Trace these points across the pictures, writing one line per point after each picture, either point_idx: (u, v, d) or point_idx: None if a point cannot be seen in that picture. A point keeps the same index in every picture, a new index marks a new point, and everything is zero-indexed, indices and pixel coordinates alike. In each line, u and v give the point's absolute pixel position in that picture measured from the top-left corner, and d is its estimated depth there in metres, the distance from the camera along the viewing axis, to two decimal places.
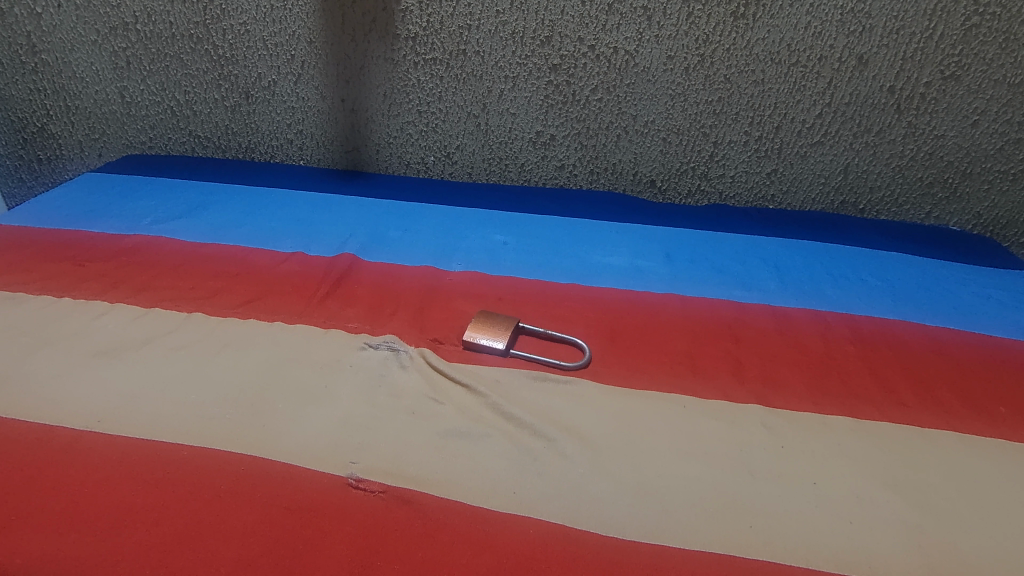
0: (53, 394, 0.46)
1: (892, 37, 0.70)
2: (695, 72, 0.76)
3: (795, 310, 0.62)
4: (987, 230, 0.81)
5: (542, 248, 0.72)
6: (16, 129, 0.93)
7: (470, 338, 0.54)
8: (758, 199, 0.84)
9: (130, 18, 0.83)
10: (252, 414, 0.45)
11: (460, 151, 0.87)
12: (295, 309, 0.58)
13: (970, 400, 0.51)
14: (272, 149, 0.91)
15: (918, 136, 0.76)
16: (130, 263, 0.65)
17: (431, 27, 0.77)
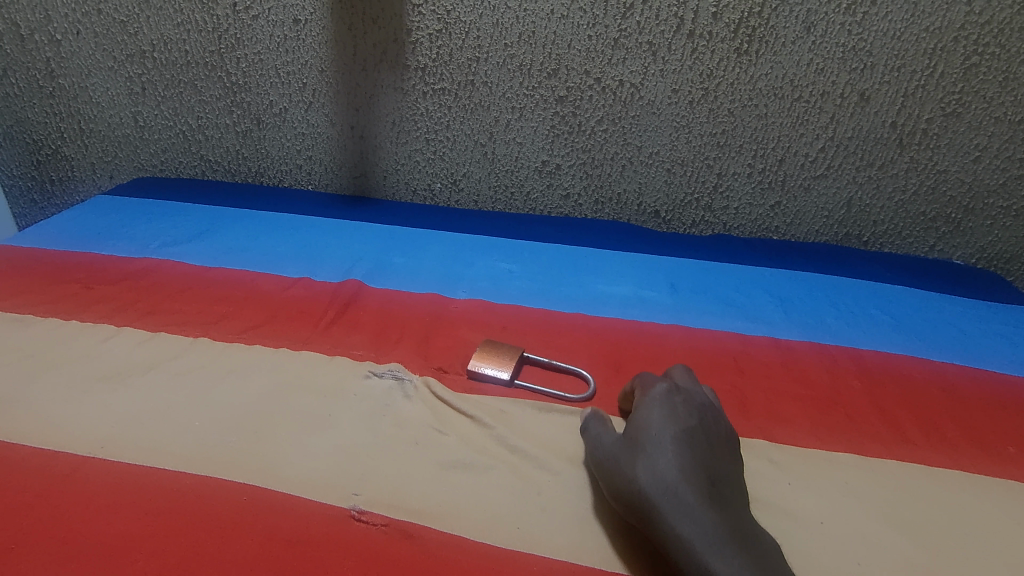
0: (57, 418, 0.46)
1: (893, 75, 0.72)
2: (699, 106, 0.77)
3: (799, 344, 0.62)
4: (990, 264, 0.81)
5: (546, 276, 0.72)
6: (30, 151, 0.95)
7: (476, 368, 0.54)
8: (761, 230, 0.85)
9: (147, 46, 0.85)
10: (255, 442, 0.45)
11: (467, 179, 0.88)
12: (301, 335, 0.59)
13: (978, 438, 0.50)
14: (282, 174, 0.93)
15: (921, 171, 0.77)
16: (138, 286, 0.65)
17: (440, 59, 0.79)
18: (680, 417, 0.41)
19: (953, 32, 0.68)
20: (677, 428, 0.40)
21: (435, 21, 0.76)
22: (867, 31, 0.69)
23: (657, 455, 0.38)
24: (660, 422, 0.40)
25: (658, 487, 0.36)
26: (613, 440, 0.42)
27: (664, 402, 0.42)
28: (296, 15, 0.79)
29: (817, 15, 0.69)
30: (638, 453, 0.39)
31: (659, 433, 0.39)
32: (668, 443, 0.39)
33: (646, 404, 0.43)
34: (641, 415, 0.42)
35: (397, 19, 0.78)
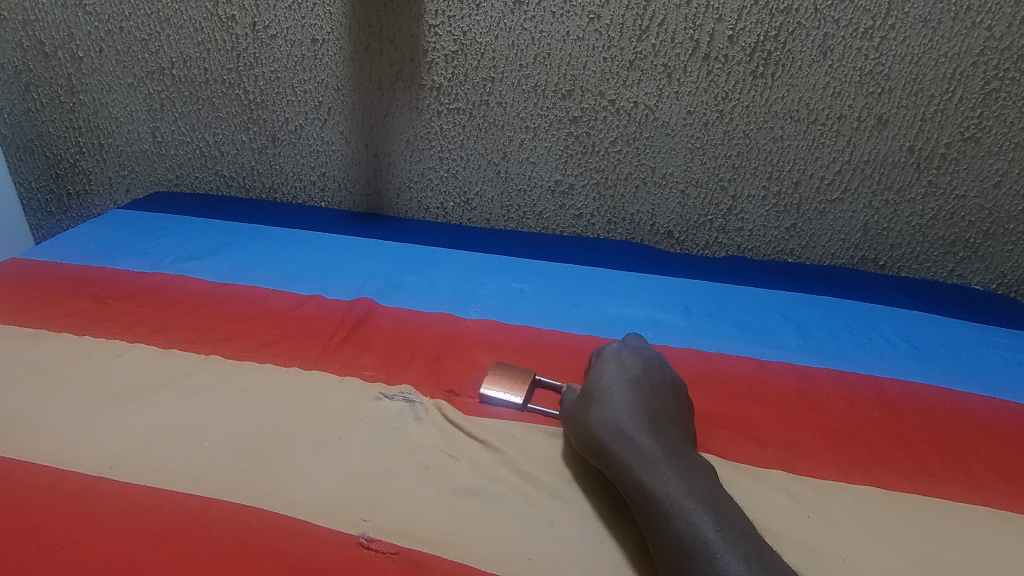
0: (67, 437, 0.46)
1: (911, 99, 0.71)
2: (714, 128, 0.77)
3: (818, 371, 0.60)
4: (1011, 289, 0.80)
5: (558, 297, 0.72)
6: (50, 165, 0.96)
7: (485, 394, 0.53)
8: (776, 252, 0.84)
9: (166, 63, 0.86)
10: (264, 464, 0.45)
11: (480, 198, 0.88)
12: (312, 354, 0.58)
13: (1004, 473, 0.49)
14: (296, 190, 0.93)
15: (939, 195, 0.76)
16: (152, 302, 0.65)
17: (455, 79, 0.79)
18: (627, 369, 0.47)
19: (972, 57, 0.68)
20: (624, 377, 0.46)
21: (451, 41, 0.77)
22: (885, 55, 0.69)
23: (607, 399, 0.44)
24: (611, 374, 0.47)
25: (607, 425, 0.42)
26: (573, 399, 0.48)
27: (615, 360, 0.49)
28: (314, 35, 0.80)
29: (835, 39, 0.69)
30: (592, 401, 0.45)
31: (608, 383, 0.46)
32: (616, 389, 0.45)
33: (600, 364, 0.49)
34: (595, 372, 0.48)
35: (414, 40, 0.78)
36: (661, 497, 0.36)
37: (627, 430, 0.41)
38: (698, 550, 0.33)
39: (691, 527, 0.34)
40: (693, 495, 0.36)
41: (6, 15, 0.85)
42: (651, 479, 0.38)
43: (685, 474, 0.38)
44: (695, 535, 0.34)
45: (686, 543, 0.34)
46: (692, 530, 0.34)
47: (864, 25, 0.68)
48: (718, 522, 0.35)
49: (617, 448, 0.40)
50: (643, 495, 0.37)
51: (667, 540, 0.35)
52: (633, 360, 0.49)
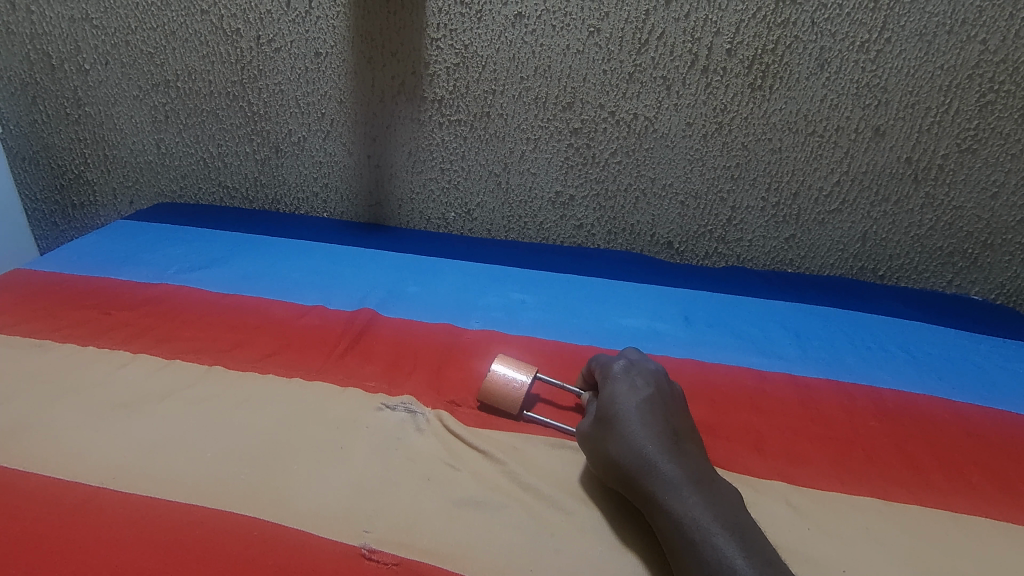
0: (73, 447, 0.46)
1: (907, 111, 0.72)
2: (713, 139, 0.77)
3: (818, 382, 0.61)
4: (1009, 300, 0.80)
5: (560, 308, 0.72)
6: (55, 175, 0.97)
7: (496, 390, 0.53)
8: (776, 262, 0.84)
9: (172, 76, 0.87)
10: (267, 475, 0.45)
11: (481, 209, 0.89)
12: (314, 365, 0.59)
13: (1004, 483, 0.49)
14: (299, 201, 0.94)
15: (937, 206, 0.76)
16: (155, 312, 0.66)
17: (457, 91, 0.80)
18: (640, 390, 0.45)
19: (968, 70, 0.69)
20: (640, 399, 0.44)
21: (453, 54, 0.78)
22: (881, 68, 0.70)
23: (627, 426, 0.42)
24: (624, 396, 0.45)
25: (631, 453, 0.41)
26: (587, 424, 0.46)
27: (626, 379, 0.47)
28: (318, 48, 0.81)
29: (830, 52, 0.70)
30: (611, 428, 0.43)
31: (623, 406, 0.44)
32: (635, 415, 0.43)
33: (608, 382, 0.47)
34: (606, 392, 0.46)
35: (415, 53, 0.79)
36: (687, 521, 0.37)
37: (650, 450, 0.41)
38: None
39: (718, 554, 0.35)
40: (718, 520, 0.37)
41: (14, 28, 0.86)
42: (676, 504, 0.38)
43: (710, 499, 0.38)
44: (723, 562, 0.34)
45: (713, 569, 0.34)
46: (719, 556, 0.35)
47: (860, 37, 0.69)
48: (744, 548, 0.35)
49: (639, 469, 0.40)
50: (669, 519, 0.38)
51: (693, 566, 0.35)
52: (643, 378, 0.47)
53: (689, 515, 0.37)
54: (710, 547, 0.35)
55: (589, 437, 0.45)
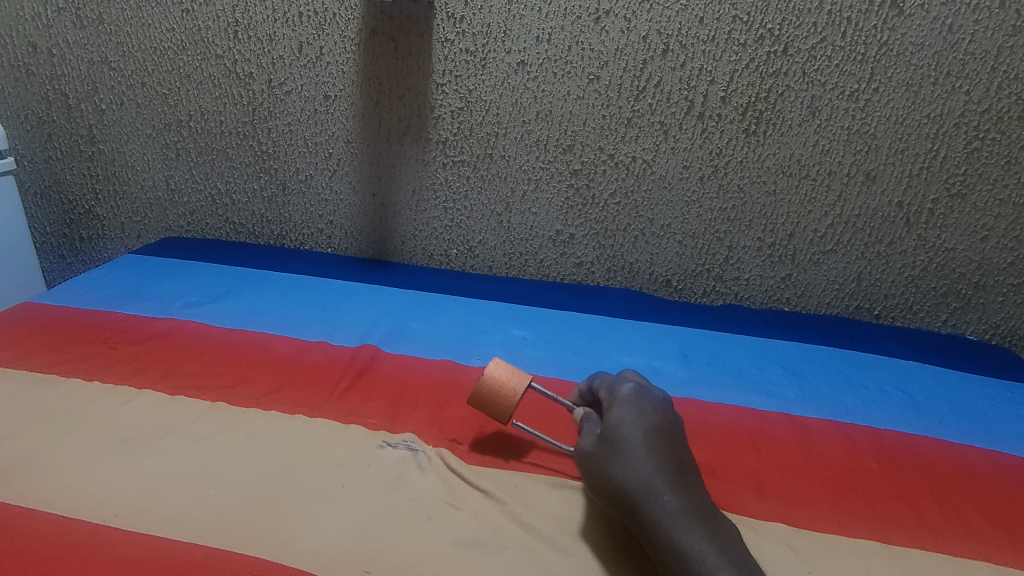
0: (74, 484, 0.46)
1: (897, 156, 0.74)
2: (710, 182, 0.80)
3: (815, 422, 0.61)
4: (1005, 340, 0.81)
5: (560, 345, 0.73)
6: (65, 210, 0.99)
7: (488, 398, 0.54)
8: (773, 301, 0.86)
9: (185, 116, 0.89)
10: (267, 513, 0.45)
11: (482, 246, 0.90)
12: (317, 401, 0.59)
13: (1003, 527, 0.49)
14: (303, 237, 0.96)
15: (929, 248, 0.78)
16: (159, 346, 0.66)
17: (461, 133, 0.83)
18: (648, 417, 0.45)
19: (954, 118, 0.71)
20: (648, 428, 0.44)
21: (457, 99, 0.81)
22: (870, 116, 0.73)
23: (633, 454, 0.42)
24: (632, 422, 0.44)
25: (635, 483, 0.41)
26: (590, 443, 0.46)
27: (634, 404, 0.46)
28: (327, 91, 0.84)
29: (821, 100, 0.73)
30: (614, 453, 0.43)
31: (630, 432, 0.44)
32: (641, 442, 0.43)
33: (615, 404, 0.47)
34: (612, 415, 0.46)
35: (421, 97, 0.82)
36: (693, 555, 0.37)
37: (655, 480, 0.41)
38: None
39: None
40: (723, 555, 0.37)
41: (35, 70, 0.90)
42: (681, 534, 0.38)
43: (715, 533, 0.38)
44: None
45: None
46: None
47: (849, 87, 0.72)
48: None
49: (643, 496, 0.40)
50: (673, 551, 0.38)
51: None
52: (652, 406, 0.47)
53: (694, 549, 0.37)
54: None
55: (590, 459, 0.45)
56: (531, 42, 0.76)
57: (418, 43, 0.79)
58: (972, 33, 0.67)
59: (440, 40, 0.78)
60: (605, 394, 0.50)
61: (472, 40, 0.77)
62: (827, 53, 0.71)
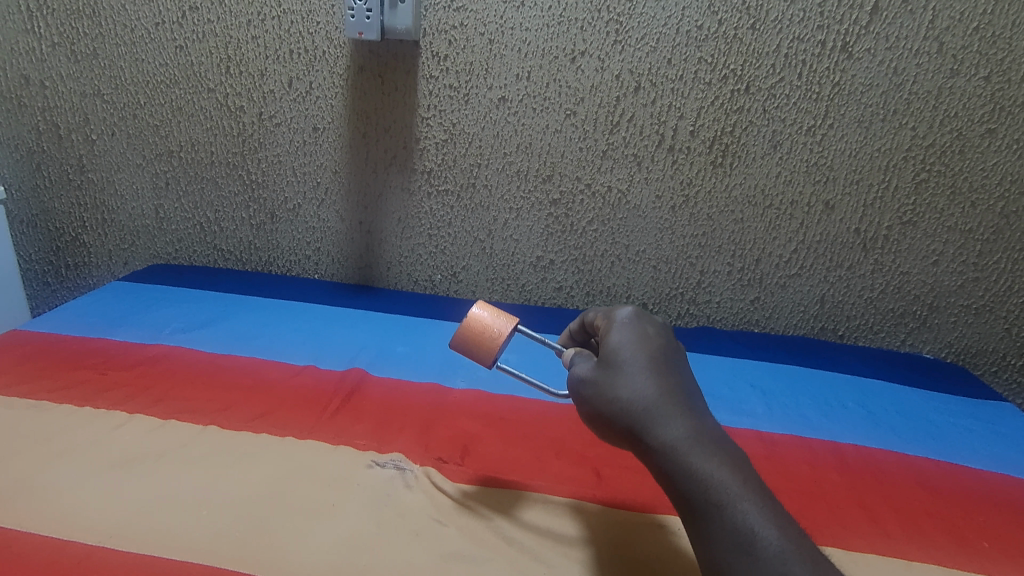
0: (71, 507, 0.48)
1: (853, 187, 0.80)
2: (681, 211, 0.84)
3: (781, 436, 0.65)
4: (960, 358, 0.86)
5: (541, 367, 0.76)
6: (52, 238, 1.00)
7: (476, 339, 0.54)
8: (742, 322, 0.90)
9: (175, 147, 0.92)
10: (259, 531, 0.47)
11: (466, 271, 0.94)
12: (306, 424, 0.61)
13: (954, 534, 0.53)
14: (291, 263, 0.98)
15: (886, 272, 0.83)
16: (150, 372, 0.68)
17: (445, 164, 0.87)
18: (650, 340, 0.44)
19: (903, 152, 0.77)
20: (651, 349, 0.43)
21: (442, 131, 0.85)
22: (827, 150, 0.78)
23: (639, 374, 0.41)
24: (634, 343, 0.43)
25: (641, 403, 0.39)
26: (590, 366, 0.44)
27: (635, 326, 0.45)
28: (315, 124, 0.87)
29: (782, 134, 0.78)
30: (618, 374, 0.41)
31: (634, 354, 0.42)
32: (646, 364, 0.42)
33: (614, 326, 0.46)
34: (610, 336, 0.45)
35: (407, 130, 0.86)
36: (715, 484, 0.35)
37: (665, 402, 0.39)
38: (759, 546, 0.32)
39: (749, 520, 0.34)
40: (747, 484, 0.35)
41: (26, 102, 0.92)
42: (700, 461, 0.36)
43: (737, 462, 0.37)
44: (755, 531, 0.33)
45: (747, 539, 0.33)
46: (751, 523, 0.33)
47: (807, 123, 0.77)
48: (776, 518, 0.34)
49: (653, 421, 0.39)
50: (695, 481, 0.36)
51: (723, 533, 0.34)
52: (653, 327, 0.45)
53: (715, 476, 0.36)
54: (741, 513, 0.34)
55: (592, 382, 0.43)
56: (511, 79, 0.81)
57: (404, 79, 0.83)
58: (915, 75, 0.73)
59: (425, 77, 0.82)
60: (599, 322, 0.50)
61: (455, 77, 0.82)
62: (786, 92, 0.76)
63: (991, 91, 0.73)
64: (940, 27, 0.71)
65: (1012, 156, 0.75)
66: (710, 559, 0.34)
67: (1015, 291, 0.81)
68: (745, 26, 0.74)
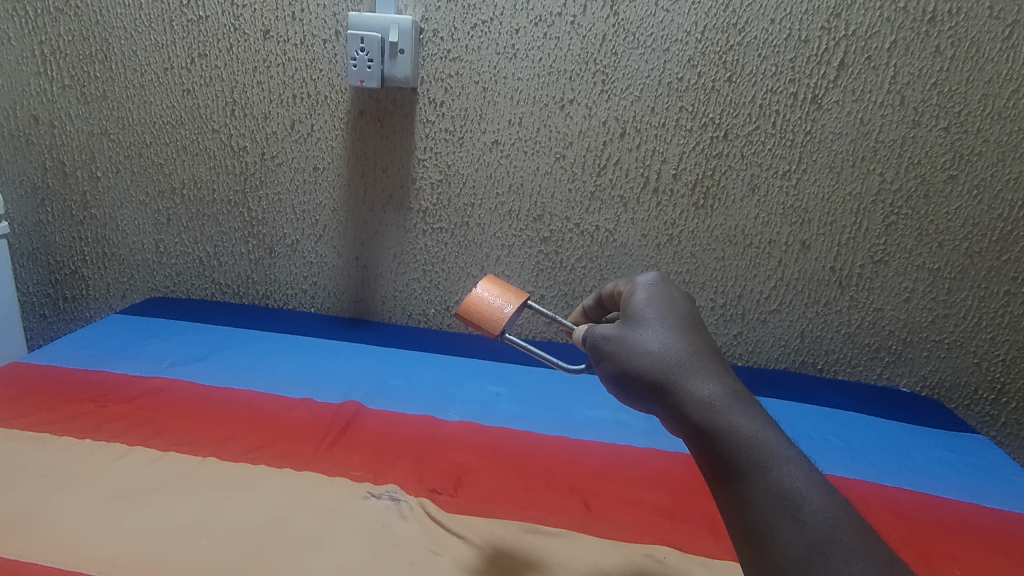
0: (72, 538, 0.49)
1: (827, 228, 0.84)
2: (666, 249, 0.88)
3: None
4: (934, 392, 0.89)
5: (533, 401, 0.78)
6: (51, 271, 1.02)
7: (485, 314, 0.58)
8: (727, 356, 0.93)
9: (178, 184, 0.95)
10: (257, 562, 0.48)
11: (459, 305, 0.96)
12: (303, 456, 0.62)
13: (928, 563, 0.55)
14: (287, 296, 1.00)
15: (861, 309, 0.87)
16: (150, 405, 0.69)
17: (440, 203, 0.90)
18: (674, 305, 0.47)
19: (872, 196, 0.82)
20: (676, 313, 0.46)
21: (437, 172, 0.89)
22: (802, 194, 0.83)
23: (668, 334, 0.44)
24: (660, 308, 0.46)
25: (673, 359, 0.42)
26: (617, 326, 0.46)
27: (659, 294, 0.48)
28: (316, 164, 0.91)
29: (759, 178, 0.83)
30: (648, 333, 0.44)
31: (660, 317, 0.45)
32: (674, 325, 0.45)
33: (634, 290, 0.49)
34: (634, 301, 0.48)
35: (404, 171, 0.90)
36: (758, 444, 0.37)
37: (694, 360, 0.42)
38: (806, 505, 0.34)
39: (793, 483, 0.35)
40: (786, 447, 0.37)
41: (34, 140, 0.95)
42: (742, 421, 0.38)
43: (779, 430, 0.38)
44: (800, 491, 0.35)
45: (793, 500, 0.35)
46: (797, 486, 0.35)
47: (782, 168, 0.82)
48: (819, 483, 0.36)
49: (686, 378, 0.41)
50: (738, 440, 0.37)
51: (768, 494, 0.35)
52: (675, 295, 0.49)
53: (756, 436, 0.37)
54: (788, 475, 0.36)
55: (621, 339, 0.45)
56: (503, 124, 0.85)
57: (401, 123, 0.87)
58: (880, 125, 0.79)
59: (422, 121, 0.87)
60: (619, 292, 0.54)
61: (450, 122, 0.86)
62: (761, 139, 0.81)
63: (950, 140, 0.78)
64: (901, 82, 0.76)
65: (973, 202, 0.80)
66: (751, 521, 0.35)
67: (983, 327, 0.85)
68: (722, 79, 0.79)
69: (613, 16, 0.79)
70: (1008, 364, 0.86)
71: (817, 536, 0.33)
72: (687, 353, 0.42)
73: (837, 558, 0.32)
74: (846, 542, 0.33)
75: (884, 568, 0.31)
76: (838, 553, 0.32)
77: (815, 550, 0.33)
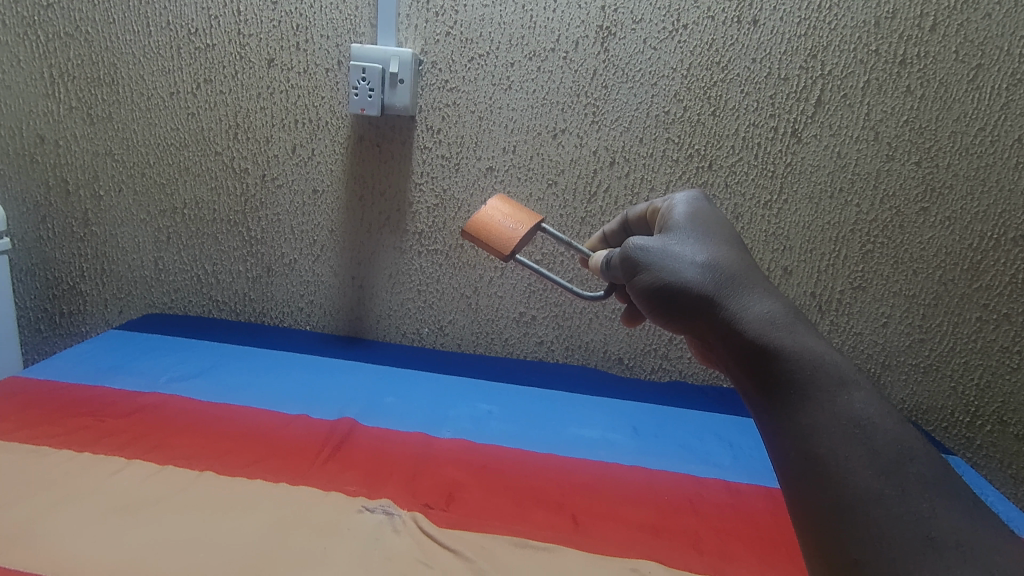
0: (74, 551, 0.50)
1: (808, 255, 0.88)
2: None
3: (746, 486, 0.69)
4: (912, 414, 0.92)
5: (522, 419, 0.81)
6: (49, 286, 1.03)
7: (487, 236, 0.66)
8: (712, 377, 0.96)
9: (180, 205, 0.97)
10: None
11: (452, 325, 0.99)
12: (298, 472, 0.64)
13: None
14: (283, 314, 1.02)
15: (841, 333, 0.90)
16: (149, 420, 0.71)
17: (435, 226, 0.93)
18: (718, 232, 0.51)
19: (849, 226, 0.86)
20: (721, 239, 0.49)
21: (433, 197, 0.92)
22: (783, 222, 0.87)
23: (718, 254, 0.47)
24: (705, 235, 0.50)
25: (725, 275, 0.45)
26: (663, 242, 0.49)
27: (703, 223, 0.52)
28: (316, 186, 0.94)
29: (742, 207, 0.87)
30: (696, 251, 0.48)
31: (707, 241, 0.49)
32: (722, 249, 0.48)
33: (678, 219, 0.53)
34: (678, 228, 0.51)
35: (401, 195, 0.93)
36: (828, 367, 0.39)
37: (746, 278, 0.45)
38: (879, 431, 0.36)
39: (865, 410, 0.37)
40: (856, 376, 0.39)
41: (38, 158, 0.97)
42: (807, 338, 0.41)
43: (846, 357, 0.40)
44: (873, 418, 0.36)
45: (869, 425, 0.36)
46: (869, 412, 0.37)
47: (764, 198, 0.86)
48: (887, 411, 0.37)
49: (739, 293, 0.44)
50: (803, 359, 0.39)
51: (837, 421, 0.37)
52: (718, 224, 0.52)
53: (814, 349, 0.40)
54: (858, 402, 0.37)
55: (670, 254, 0.48)
56: (498, 151, 0.89)
57: (399, 149, 0.90)
58: (857, 159, 0.83)
59: (418, 148, 0.90)
60: (652, 210, 0.61)
61: (447, 149, 0.89)
62: (744, 170, 0.85)
63: (922, 174, 0.82)
64: (875, 119, 0.81)
65: (945, 232, 0.84)
66: (812, 450, 0.37)
67: (957, 352, 0.88)
68: (706, 113, 0.84)
69: (604, 52, 0.83)
70: (981, 389, 0.88)
71: (890, 468, 0.34)
72: (731, 267, 0.46)
73: (914, 490, 0.33)
74: (919, 471, 0.34)
75: (951, 499, 0.33)
76: (912, 483, 0.34)
77: (886, 479, 0.34)
